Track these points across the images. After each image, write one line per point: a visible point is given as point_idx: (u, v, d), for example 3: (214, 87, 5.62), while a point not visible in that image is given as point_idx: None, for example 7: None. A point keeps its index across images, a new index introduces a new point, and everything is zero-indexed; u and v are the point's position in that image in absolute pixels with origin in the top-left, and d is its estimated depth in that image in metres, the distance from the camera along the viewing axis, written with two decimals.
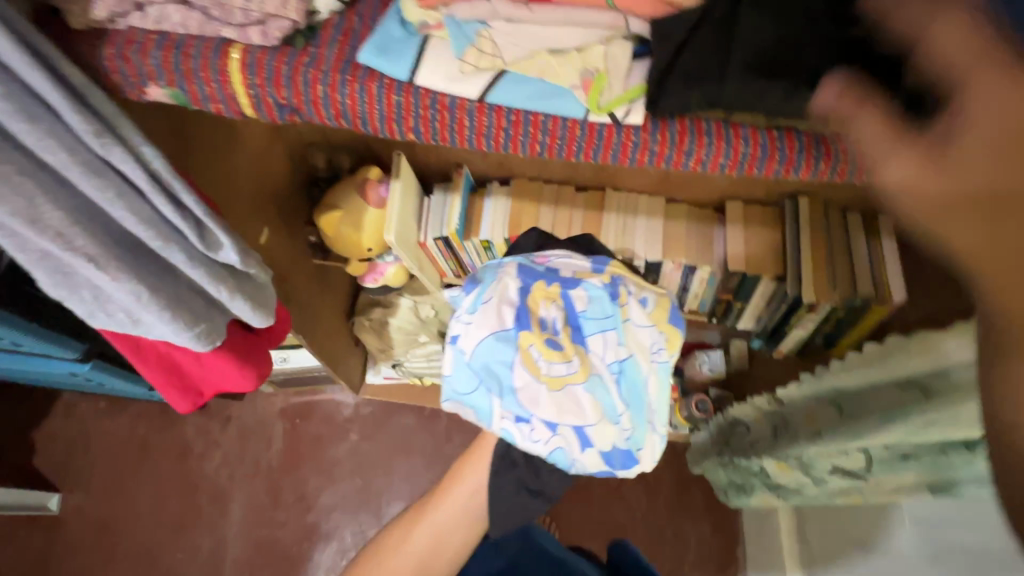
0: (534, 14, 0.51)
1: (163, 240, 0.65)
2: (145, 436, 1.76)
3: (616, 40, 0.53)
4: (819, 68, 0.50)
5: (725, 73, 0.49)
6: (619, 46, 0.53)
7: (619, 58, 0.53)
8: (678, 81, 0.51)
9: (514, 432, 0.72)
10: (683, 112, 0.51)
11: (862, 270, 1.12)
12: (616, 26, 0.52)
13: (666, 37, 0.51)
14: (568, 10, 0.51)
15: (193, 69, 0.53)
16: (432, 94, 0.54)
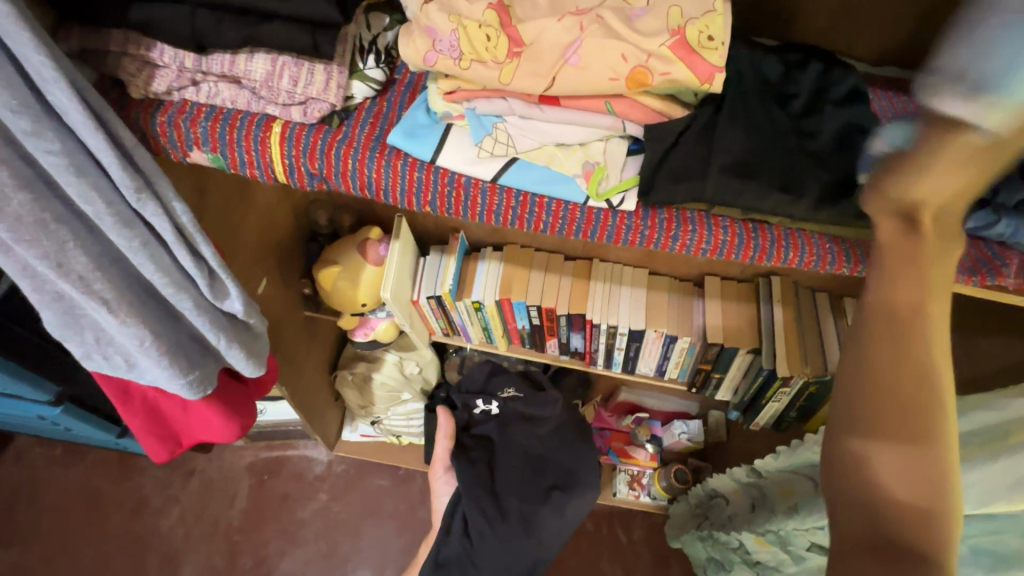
0: (544, 114, 0.58)
1: (174, 287, 0.69)
2: (99, 487, 1.67)
3: (614, 139, 0.61)
4: (784, 174, 0.58)
5: (707, 173, 0.57)
6: (616, 143, 0.61)
7: (617, 152, 0.60)
8: (667, 178, 0.58)
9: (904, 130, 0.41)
10: (671, 203, 0.59)
11: (832, 349, 1.22)
12: (617, 128, 0.58)
13: (657, 138, 0.58)
14: (576, 111, 0.58)
15: (236, 138, 0.59)
16: (450, 172, 0.60)
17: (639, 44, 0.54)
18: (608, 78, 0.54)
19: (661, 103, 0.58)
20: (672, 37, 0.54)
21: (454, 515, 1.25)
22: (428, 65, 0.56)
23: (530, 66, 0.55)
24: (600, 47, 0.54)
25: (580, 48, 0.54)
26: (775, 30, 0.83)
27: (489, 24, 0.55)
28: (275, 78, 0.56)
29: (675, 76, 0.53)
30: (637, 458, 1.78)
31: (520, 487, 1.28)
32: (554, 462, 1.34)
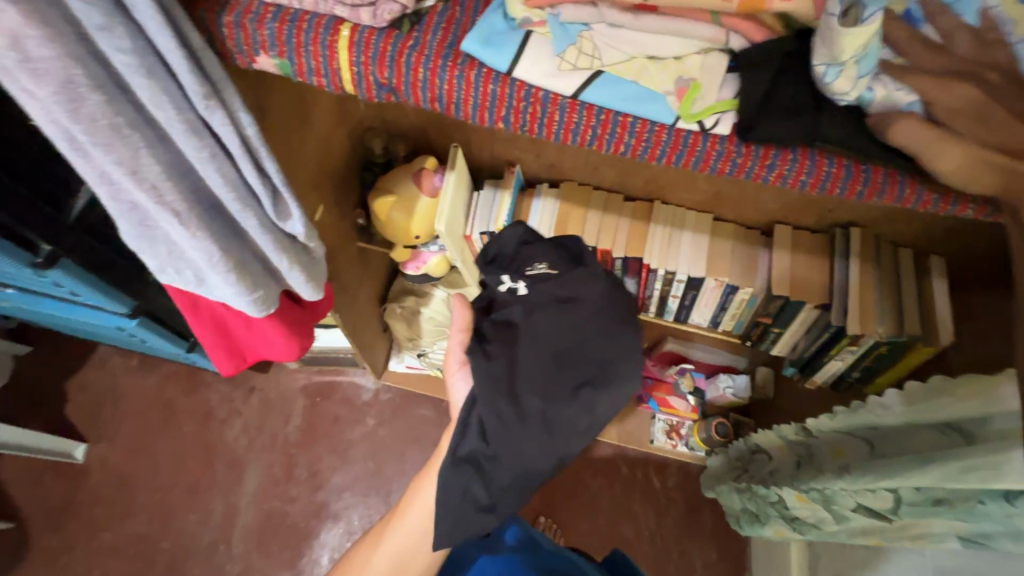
0: (639, 21, 0.51)
1: (241, 203, 0.69)
2: (172, 396, 1.82)
3: (713, 52, 0.53)
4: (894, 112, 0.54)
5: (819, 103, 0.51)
6: (715, 57, 0.53)
7: (715, 68, 0.53)
8: (773, 109, 0.52)
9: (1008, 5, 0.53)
10: (770, 139, 0.52)
11: (912, 310, 1.12)
12: (718, 42, 0.52)
13: (756, 67, 0.52)
14: (674, 19, 0.51)
15: (304, 42, 0.55)
16: (527, 86, 0.55)
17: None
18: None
19: (772, 19, 0.52)
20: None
21: (469, 416, 0.91)
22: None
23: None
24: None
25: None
26: None
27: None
28: None
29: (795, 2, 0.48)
30: (679, 409, 1.77)
31: (545, 382, 0.89)
32: (589, 352, 0.92)
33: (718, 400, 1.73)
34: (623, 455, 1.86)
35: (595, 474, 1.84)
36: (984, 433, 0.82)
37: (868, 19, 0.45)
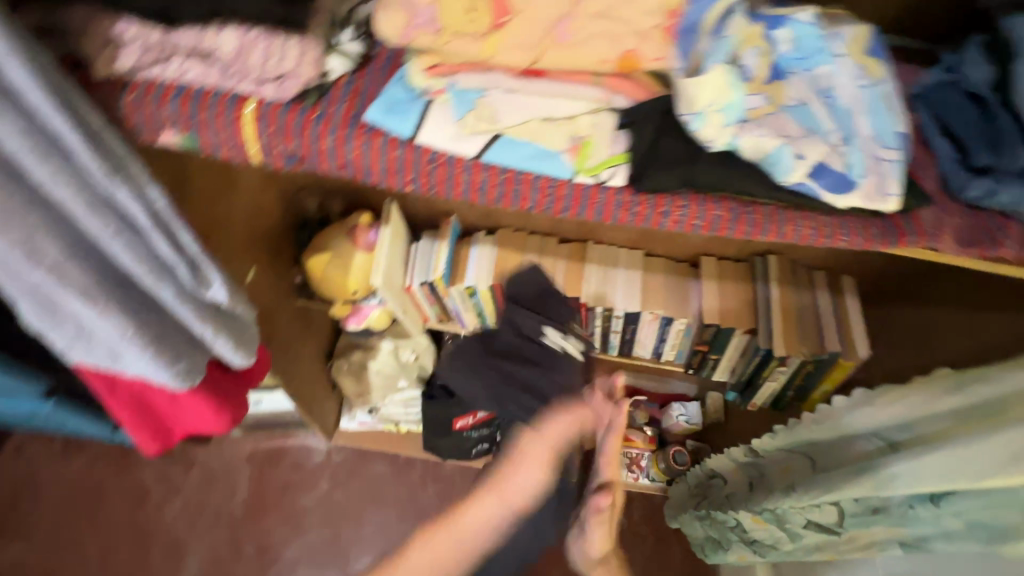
0: (529, 86, 0.56)
1: (155, 276, 0.67)
2: (101, 479, 1.67)
3: (603, 111, 0.57)
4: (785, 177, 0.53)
5: (697, 156, 0.55)
6: (605, 116, 0.57)
7: (606, 126, 0.57)
8: (662, 163, 0.55)
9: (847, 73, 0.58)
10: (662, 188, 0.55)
11: (829, 327, 1.22)
12: (603, 101, 0.56)
13: (639, 122, 0.56)
14: (561, 84, 0.56)
15: (207, 118, 0.56)
16: (432, 150, 0.57)
17: (631, 24, 0.55)
18: (601, 55, 0.55)
19: (651, 82, 0.58)
20: (665, 18, 0.55)
21: None
22: (404, 40, 0.55)
23: (516, 38, 0.55)
24: (594, 26, 0.55)
25: (571, 24, 0.55)
26: None
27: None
28: (246, 53, 0.53)
29: (667, 60, 0.55)
30: (637, 441, 1.78)
31: None
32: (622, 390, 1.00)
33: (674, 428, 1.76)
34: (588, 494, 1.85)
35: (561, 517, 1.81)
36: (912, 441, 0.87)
37: (707, 67, 0.53)
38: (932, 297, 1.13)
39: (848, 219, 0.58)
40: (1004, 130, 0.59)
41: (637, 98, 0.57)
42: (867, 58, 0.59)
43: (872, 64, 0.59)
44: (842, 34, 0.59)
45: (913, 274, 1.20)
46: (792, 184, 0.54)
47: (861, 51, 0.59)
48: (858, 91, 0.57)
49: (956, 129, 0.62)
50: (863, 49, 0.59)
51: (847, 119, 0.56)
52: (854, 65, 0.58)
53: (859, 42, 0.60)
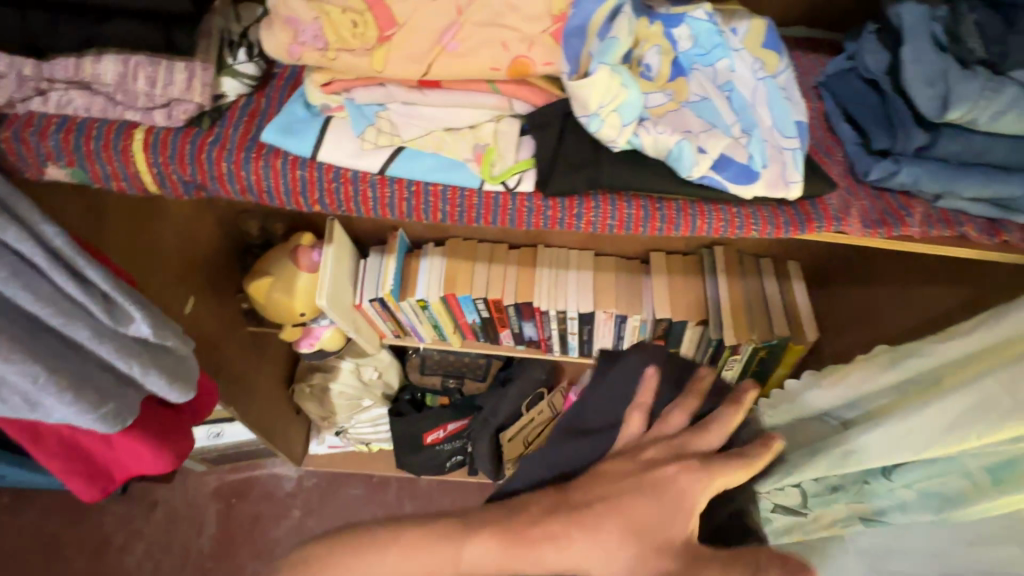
0: (426, 98, 0.56)
1: (65, 317, 0.65)
2: (55, 530, 1.59)
3: (504, 119, 0.59)
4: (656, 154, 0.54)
5: (598, 158, 0.56)
6: (508, 123, 0.58)
7: (509, 133, 0.58)
8: (563, 167, 0.56)
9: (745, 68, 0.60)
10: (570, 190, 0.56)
11: (777, 313, 1.24)
12: (503, 107, 0.57)
13: (542, 127, 0.57)
14: (457, 94, 0.56)
15: (94, 150, 0.55)
16: (335, 167, 0.57)
17: (517, 31, 0.53)
18: (489, 65, 0.53)
19: (547, 83, 0.57)
20: (552, 24, 0.54)
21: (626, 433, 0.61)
22: (293, 58, 0.54)
23: (405, 50, 0.53)
24: (479, 35, 0.53)
25: (457, 33, 0.53)
26: None
27: (356, 11, 0.53)
28: (129, 79, 0.51)
29: (557, 65, 0.54)
30: None
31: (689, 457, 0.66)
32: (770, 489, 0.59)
33: None
34: None
35: None
36: None
37: (593, 70, 0.52)
38: (871, 276, 1.17)
39: (755, 209, 0.59)
40: (902, 118, 0.60)
41: (534, 104, 0.57)
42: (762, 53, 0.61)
43: (768, 58, 0.61)
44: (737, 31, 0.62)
45: (854, 255, 1.23)
46: (698, 178, 0.55)
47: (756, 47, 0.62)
48: (755, 83, 0.59)
49: (857, 115, 0.64)
50: (759, 44, 0.62)
51: (746, 109, 0.58)
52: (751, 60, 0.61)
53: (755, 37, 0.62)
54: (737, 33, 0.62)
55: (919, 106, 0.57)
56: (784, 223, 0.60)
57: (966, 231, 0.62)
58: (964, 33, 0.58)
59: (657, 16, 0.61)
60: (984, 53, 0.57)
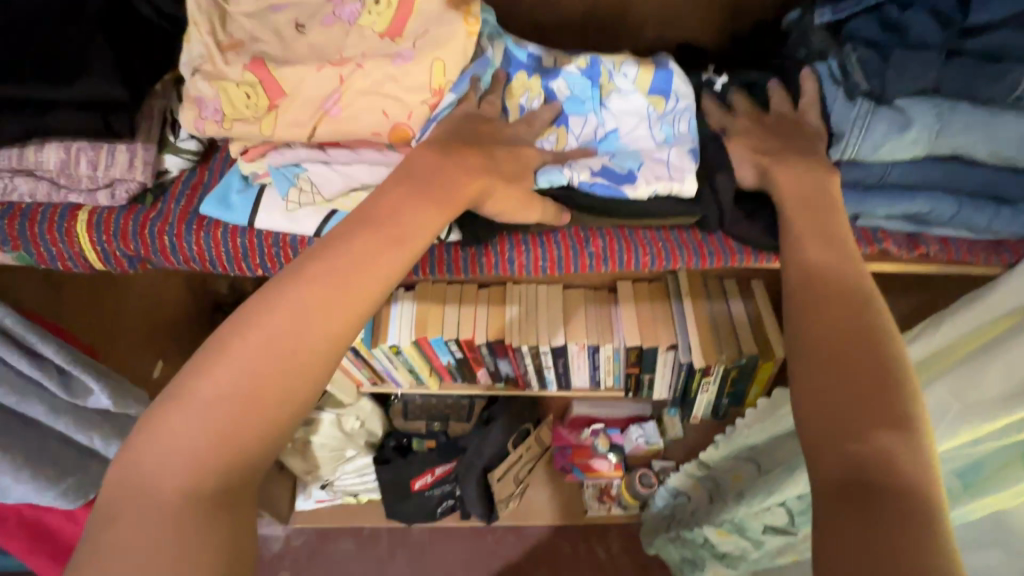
0: (335, 156, 0.59)
1: (20, 395, 0.66)
2: None
3: None
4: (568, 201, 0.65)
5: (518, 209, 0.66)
6: None
7: None
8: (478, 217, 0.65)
9: (635, 110, 0.69)
10: (483, 237, 0.66)
11: (745, 331, 1.26)
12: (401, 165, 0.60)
13: None
14: (360, 152, 0.60)
15: (40, 233, 0.56)
16: (273, 232, 0.60)
17: (398, 98, 0.58)
18: (370, 129, 0.58)
19: None
20: (432, 96, 0.58)
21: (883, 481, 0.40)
22: (199, 131, 0.58)
23: (289, 118, 0.57)
24: (361, 102, 0.57)
25: (339, 101, 0.57)
26: (611, 41, 0.87)
27: (248, 83, 0.56)
28: (71, 165, 0.54)
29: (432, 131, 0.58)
30: (602, 469, 1.75)
31: None
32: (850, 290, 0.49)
33: (637, 451, 1.76)
34: (563, 534, 1.86)
35: (539, 563, 1.81)
36: None
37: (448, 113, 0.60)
38: None
39: (679, 243, 0.70)
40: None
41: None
42: (652, 89, 0.69)
43: (658, 96, 0.69)
44: (628, 75, 0.70)
45: None
46: (586, 183, 0.64)
47: (647, 82, 0.70)
48: (639, 121, 0.69)
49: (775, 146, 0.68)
50: (651, 79, 0.70)
51: (629, 141, 0.68)
52: (640, 100, 0.69)
53: (648, 71, 0.69)
54: (625, 73, 0.70)
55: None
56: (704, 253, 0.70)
57: (885, 247, 0.69)
58: (849, 69, 0.63)
59: (543, 69, 0.70)
60: (868, 85, 0.61)
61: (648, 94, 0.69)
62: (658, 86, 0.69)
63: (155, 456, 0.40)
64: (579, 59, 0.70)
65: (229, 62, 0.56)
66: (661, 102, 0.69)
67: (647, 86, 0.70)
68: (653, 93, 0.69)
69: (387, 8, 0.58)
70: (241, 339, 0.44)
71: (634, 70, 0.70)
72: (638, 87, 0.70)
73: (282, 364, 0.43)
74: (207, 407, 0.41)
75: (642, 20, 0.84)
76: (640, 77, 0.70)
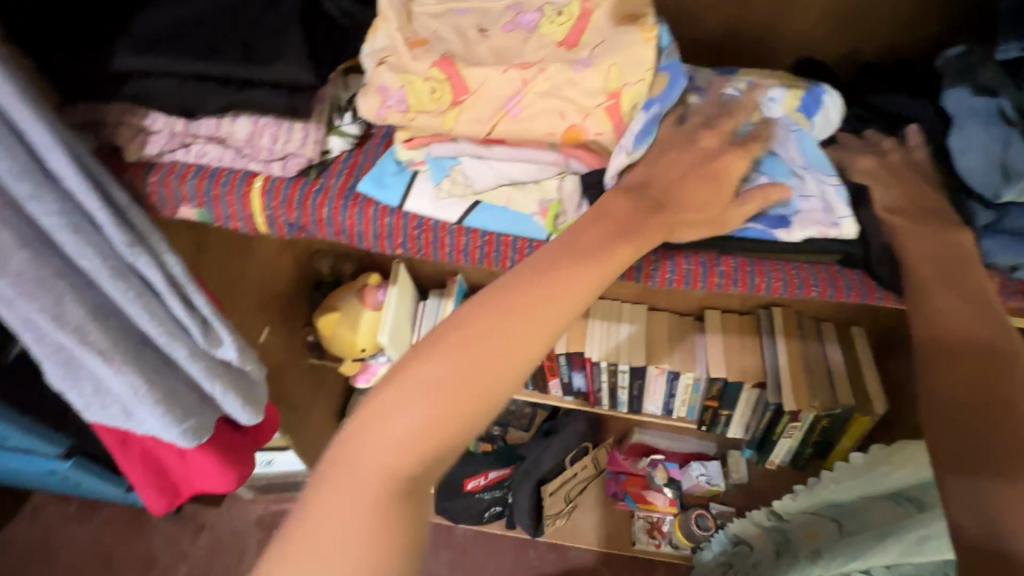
0: (492, 152, 0.63)
1: (168, 336, 0.72)
2: (109, 543, 1.66)
3: (567, 175, 0.64)
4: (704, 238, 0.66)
5: None
6: (570, 180, 0.64)
7: (571, 190, 0.64)
8: None
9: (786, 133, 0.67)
10: None
11: (841, 379, 1.19)
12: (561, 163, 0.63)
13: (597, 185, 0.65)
14: (517, 150, 0.63)
15: (221, 194, 0.64)
16: (419, 216, 0.65)
17: (575, 101, 0.60)
18: (547, 132, 0.60)
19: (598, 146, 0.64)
20: (607, 99, 0.60)
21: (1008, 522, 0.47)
22: (380, 118, 0.62)
23: (470, 115, 0.60)
24: (540, 103, 0.60)
25: (520, 101, 0.60)
26: (746, 60, 0.86)
27: (435, 79, 0.60)
28: (256, 137, 0.61)
29: (604, 135, 0.61)
30: (657, 504, 1.70)
31: None
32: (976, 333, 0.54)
33: (695, 490, 1.69)
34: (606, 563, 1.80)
35: None
36: (929, 497, 0.92)
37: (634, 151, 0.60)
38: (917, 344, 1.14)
39: (813, 271, 0.68)
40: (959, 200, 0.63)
41: (586, 164, 0.63)
42: (799, 111, 0.69)
43: (806, 119, 0.69)
44: (774, 99, 0.69)
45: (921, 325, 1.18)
46: (738, 231, 0.64)
47: (795, 105, 0.69)
48: (789, 141, 0.67)
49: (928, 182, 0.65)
50: (800, 100, 0.69)
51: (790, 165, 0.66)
52: (788, 124, 0.68)
53: (796, 92, 0.69)
54: (774, 96, 0.69)
55: (974, 187, 0.62)
56: (841, 285, 0.67)
57: None
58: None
59: (698, 87, 0.70)
60: None
61: (795, 118, 0.69)
62: (807, 108, 0.69)
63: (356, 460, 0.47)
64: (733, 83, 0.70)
65: (417, 57, 0.60)
66: (809, 124, 0.69)
67: (795, 109, 0.69)
68: (800, 117, 0.69)
69: (567, 21, 0.63)
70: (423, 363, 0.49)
71: (783, 92, 0.69)
72: (785, 111, 0.69)
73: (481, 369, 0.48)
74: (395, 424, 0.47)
75: (784, 44, 0.83)
76: (788, 99, 0.69)
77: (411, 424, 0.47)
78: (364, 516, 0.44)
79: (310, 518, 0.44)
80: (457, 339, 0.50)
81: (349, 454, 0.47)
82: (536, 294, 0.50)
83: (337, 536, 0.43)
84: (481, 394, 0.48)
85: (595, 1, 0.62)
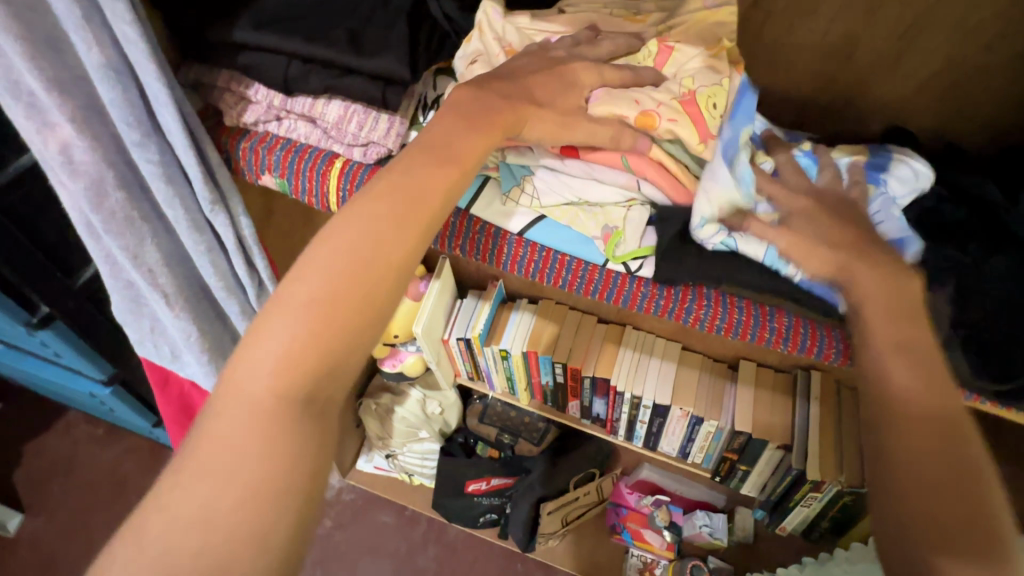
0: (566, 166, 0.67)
1: (227, 293, 0.76)
2: (126, 471, 1.75)
3: (635, 206, 0.68)
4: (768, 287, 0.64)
5: (704, 260, 0.65)
6: (637, 210, 0.68)
7: (637, 221, 0.68)
8: (673, 258, 0.66)
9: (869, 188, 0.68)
10: (673, 280, 0.67)
11: (874, 459, 1.15)
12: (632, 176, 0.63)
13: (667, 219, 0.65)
14: (590, 166, 0.66)
15: (302, 169, 0.67)
16: (483, 222, 0.72)
17: (648, 97, 0.60)
18: (621, 114, 0.59)
19: (675, 169, 0.63)
20: (682, 94, 0.60)
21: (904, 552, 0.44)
22: None
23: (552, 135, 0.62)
24: (619, 96, 0.59)
25: (599, 96, 0.60)
26: (830, 118, 0.85)
27: None
28: (344, 121, 0.64)
29: (679, 125, 0.59)
30: (654, 546, 1.68)
31: None
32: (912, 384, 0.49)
33: (695, 539, 1.65)
34: None
35: None
36: None
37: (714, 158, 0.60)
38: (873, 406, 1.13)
39: None
40: None
41: (659, 185, 0.64)
42: (884, 167, 0.70)
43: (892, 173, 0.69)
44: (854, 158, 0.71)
45: None
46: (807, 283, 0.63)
47: (879, 164, 0.70)
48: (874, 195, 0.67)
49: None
50: (884, 160, 0.70)
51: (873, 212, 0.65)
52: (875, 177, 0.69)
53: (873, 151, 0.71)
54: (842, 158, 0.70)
55: None
56: None
57: None
58: None
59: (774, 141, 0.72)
60: None
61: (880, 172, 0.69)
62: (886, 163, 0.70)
63: (242, 373, 0.41)
64: (800, 141, 0.70)
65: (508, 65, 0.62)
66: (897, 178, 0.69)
67: (879, 166, 0.70)
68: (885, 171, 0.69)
69: (646, 58, 0.65)
70: (315, 252, 0.45)
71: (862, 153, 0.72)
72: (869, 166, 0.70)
73: (388, 239, 0.46)
74: (297, 314, 0.42)
75: (874, 107, 0.82)
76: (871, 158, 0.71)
77: (286, 338, 0.41)
78: (239, 459, 0.38)
79: (198, 453, 0.39)
80: (312, 258, 0.45)
81: (220, 396, 0.41)
82: (403, 193, 0.48)
83: (208, 485, 0.37)
84: (362, 291, 0.44)
85: (672, 40, 0.65)
